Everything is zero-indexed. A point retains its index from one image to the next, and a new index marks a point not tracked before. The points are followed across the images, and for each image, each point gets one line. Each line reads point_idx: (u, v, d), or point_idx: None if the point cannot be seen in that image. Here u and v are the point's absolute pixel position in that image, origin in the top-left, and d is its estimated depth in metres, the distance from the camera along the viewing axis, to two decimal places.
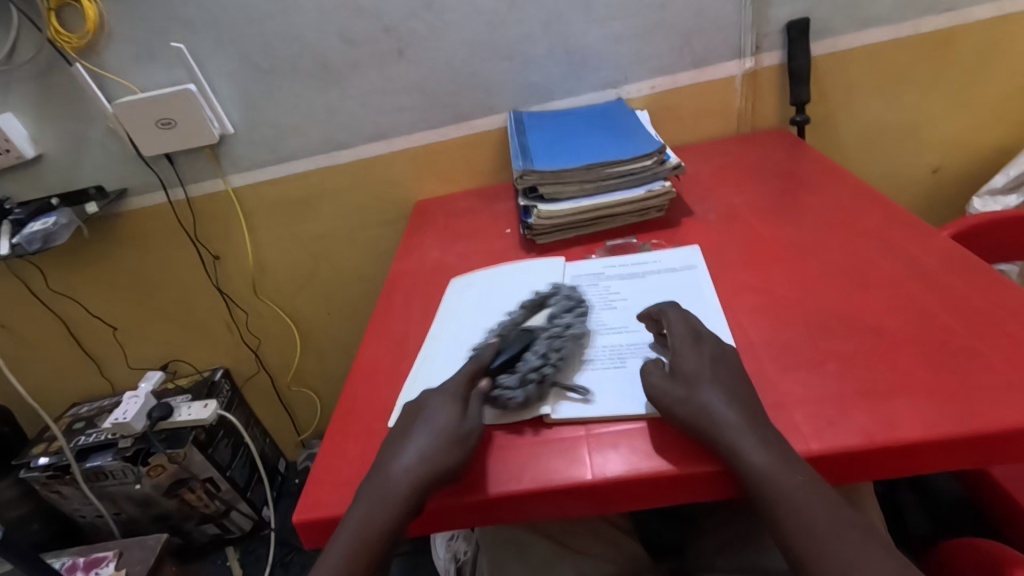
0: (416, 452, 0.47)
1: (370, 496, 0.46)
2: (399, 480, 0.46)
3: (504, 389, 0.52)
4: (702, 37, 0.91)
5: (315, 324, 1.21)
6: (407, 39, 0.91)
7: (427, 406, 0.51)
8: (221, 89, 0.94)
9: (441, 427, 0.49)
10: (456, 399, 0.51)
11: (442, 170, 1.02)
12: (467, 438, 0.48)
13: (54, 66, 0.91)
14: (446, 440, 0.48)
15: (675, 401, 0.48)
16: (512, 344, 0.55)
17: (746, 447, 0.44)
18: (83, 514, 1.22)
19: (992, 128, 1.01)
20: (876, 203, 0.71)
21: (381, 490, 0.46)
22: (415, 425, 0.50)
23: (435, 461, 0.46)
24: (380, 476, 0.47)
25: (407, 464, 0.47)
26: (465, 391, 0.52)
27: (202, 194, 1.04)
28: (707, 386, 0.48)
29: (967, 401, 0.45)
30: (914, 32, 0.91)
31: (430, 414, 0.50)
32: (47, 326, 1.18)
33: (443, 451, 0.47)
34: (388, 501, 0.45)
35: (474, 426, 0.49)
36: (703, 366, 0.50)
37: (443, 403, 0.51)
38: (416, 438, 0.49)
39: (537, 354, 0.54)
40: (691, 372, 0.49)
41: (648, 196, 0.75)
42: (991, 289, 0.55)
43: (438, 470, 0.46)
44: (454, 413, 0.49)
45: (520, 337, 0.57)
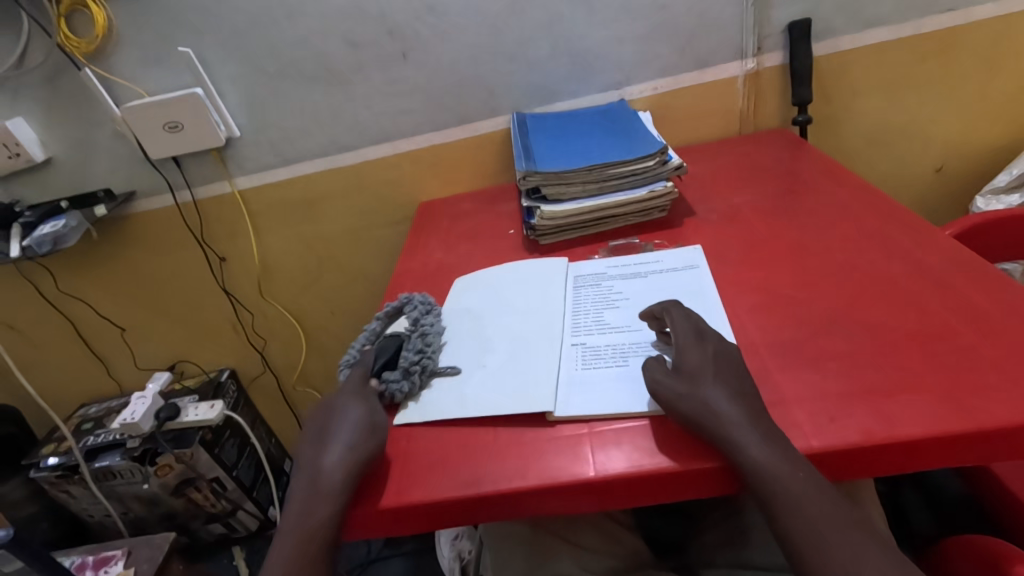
0: (341, 447, 0.50)
1: (306, 494, 0.49)
2: (331, 474, 0.49)
3: (391, 383, 0.57)
4: (704, 38, 0.92)
5: (320, 323, 1.22)
6: (411, 42, 0.92)
7: (333, 408, 0.54)
8: (227, 92, 0.96)
9: (355, 421, 0.52)
10: (355, 399, 0.55)
11: (445, 171, 1.02)
12: (376, 425, 0.52)
13: (64, 71, 0.93)
14: (361, 430, 0.51)
15: (677, 397, 0.48)
16: (387, 347, 0.60)
17: (747, 443, 0.44)
18: (92, 513, 1.23)
19: (994, 127, 1.01)
20: (878, 202, 0.71)
21: (321, 481, 0.49)
22: (333, 426, 0.52)
23: (360, 452, 0.50)
24: (315, 474, 0.49)
25: (337, 458, 0.50)
26: (359, 390, 0.56)
27: (208, 196, 1.05)
28: (709, 383, 0.48)
29: (967, 398, 0.45)
30: (915, 32, 0.92)
31: (341, 414, 0.53)
32: (56, 328, 1.20)
33: (361, 440, 0.51)
34: (327, 490, 0.48)
35: (380, 413, 0.54)
36: (705, 363, 0.50)
37: (349, 402, 0.54)
38: (338, 435, 0.51)
39: (412, 350, 0.60)
40: (693, 368, 0.50)
41: (650, 196, 0.76)
42: (991, 288, 0.55)
43: (364, 459, 0.49)
44: (361, 408, 0.53)
45: (389, 340, 0.61)
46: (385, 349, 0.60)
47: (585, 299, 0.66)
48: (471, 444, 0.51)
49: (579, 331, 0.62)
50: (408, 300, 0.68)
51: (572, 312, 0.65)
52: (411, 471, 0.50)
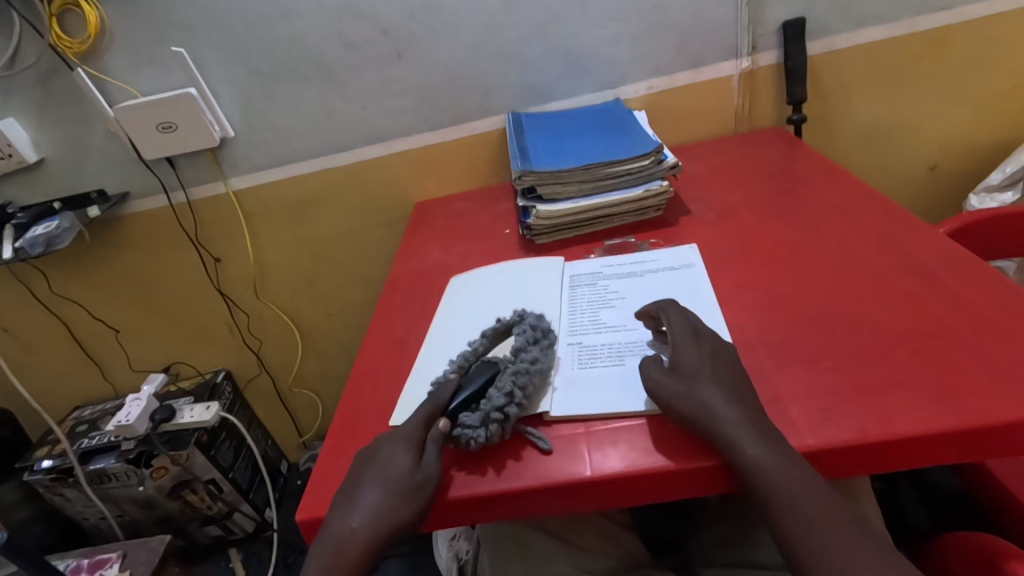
0: (370, 510, 0.46)
1: (324, 555, 0.46)
2: (355, 541, 0.45)
3: (465, 430, 0.49)
4: (699, 38, 0.92)
5: (315, 324, 1.22)
6: (406, 41, 0.92)
7: (381, 452, 0.50)
8: (221, 92, 0.95)
9: (394, 478, 0.47)
10: (410, 445, 0.49)
11: (441, 171, 1.02)
12: (418, 486, 0.47)
13: (56, 71, 0.92)
14: (398, 491, 0.46)
15: (673, 396, 0.48)
16: (476, 382, 0.53)
17: (742, 441, 0.44)
18: (87, 517, 1.22)
19: (987, 126, 1.01)
20: (872, 201, 0.72)
21: (337, 545, 0.46)
22: (365, 478, 0.48)
23: (389, 517, 0.46)
24: (336, 535, 0.46)
25: (363, 523, 0.46)
26: (423, 434, 0.50)
27: (203, 197, 1.04)
28: (704, 382, 0.48)
29: (962, 395, 0.46)
30: (908, 31, 0.92)
31: (382, 462, 0.48)
32: (50, 330, 1.19)
33: (394, 506, 0.46)
34: (344, 557, 0.45)
35: (429, 471, 0.47)
36: (700, 361, 0.50)
37: (398, 450, 0.49)
38: (367, 493, 0.47)
39: (502, 391, 0.51)
40: (688, 367, 0.50)
41: (645, 195, 0.76)
42: (986, 285, 0.55)
43: (393, 526, 0.46)
44: (408, 461, 0.48)
45: (480, 372, 0.54)
46: (471, 383, 0.53)
47: (581, 298, 0.66)
48: (468, 443, 0.51)
49: (575, 330, 0.62)
50: (523, 320, 0.60)
51: (568, 311, 0.65)
52: None
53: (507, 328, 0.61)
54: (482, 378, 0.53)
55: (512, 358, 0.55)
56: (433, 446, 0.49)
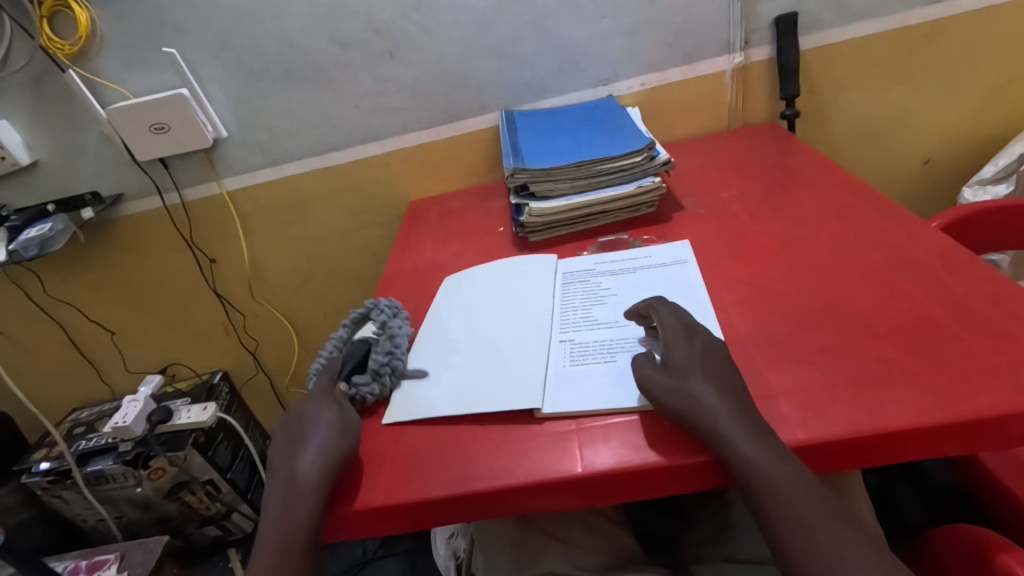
0: (316, 449, 0.50)
1: (284, 499, 0.48)
2: (307, 474, 0.48)
3: (361, 386, 0.57)
4: (692, 34, 0.92)
5: (312, 324, 1.22)
6: (398, 40, 0.91)
7: (305, 411, 0.54)
8: (214, 93, 0.95)
9: (326, 423, 0.52)
10: (325, 403, 0.55)
11: (436, 170, 1.02)
12: (347, 424, 0.53)
13: (48, 73, 0.92)
14: (334, 430, 0.52)
15: (666, 393, 0.48)
16: (356, 352, 0.61)
17: (735, 438, 0.44)
18: (85, 518, 1.22)
19: (981, 119, 1.01)
20: (865, 196, 0.72)
21: (296, 485, 0.48)
22: (301, 431, 0.53)
23: (334, 451, 0.50)
24: (294, 477, 0.49)
25: (313, 460, 0.49)
26: (331, 395, 0.56)
27: (196, 198, 1.04)
28: (698, 379, 0.48)
29: (952, 389, 0.46)
30: (901, 25, 0.92)
31: (311, 415, 0.53)
32: (46, 333, 1.19)
33: (334, 441, 0.51)
34: (304, 493, 0.48)
35: (351, 414, 0.54)
36: (694, 359, 0.50)
37: (320, 405, 0.54)
38: (310, 439, 0.51)
39: (383, 352, 0.61)
40: (681, 363, 0.50)
41: (638, 192, 0.76)
42: (976, 278, 0.56)
43: (338, 457, 0.50)
44: (332, 411, 0.54)
45: (355, 344, 0.62)
46: (350, 354, 0.60)
47: (574, 296, 0.66)
48: (461, 442, 0.51)
49: (567, 328, 0.62)
50: (375, 306, 0.69)
51: (560, 309, 0.65)
52: (400, 470, 0.50)
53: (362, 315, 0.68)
54: (359, 349, 0.61)
55: (379, 330, 0.64)
56: (342, 400, 0.55)
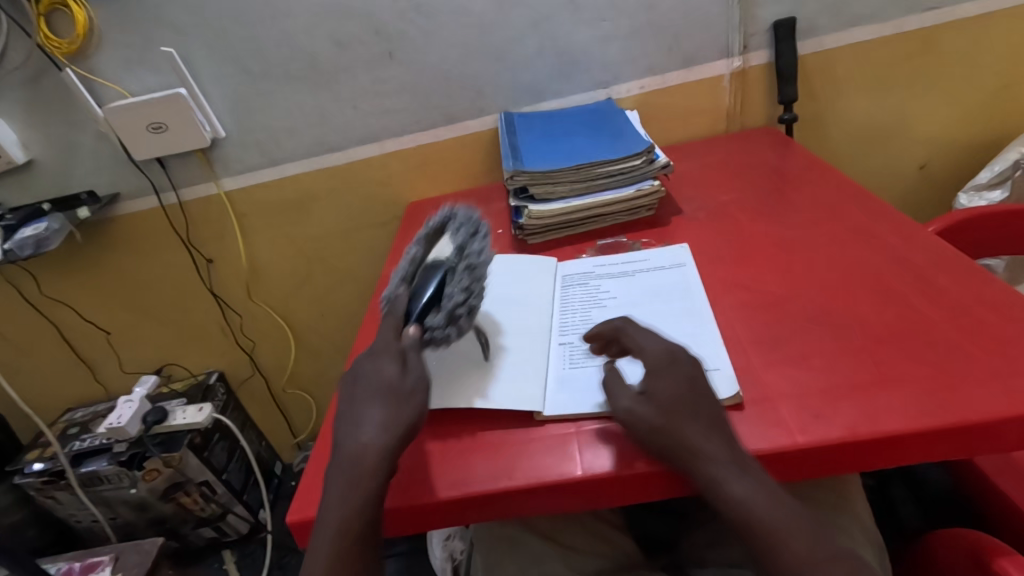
0: (373, 423, 0.48)
1: (344, 479, 0.46)
2: (371, 449, 0.46)
3: (435, 328, 0.53)
4: (690, 38, 0.92)
5: (309, 325, 1.21)
6: (398, 41, 0.91)
7: (364, 369, 0.51)
8: (212, 93, 0.95)
9: (387, 387, 0.49)
10: (390, 357, 0.50)
11: (434, 171, 1.02)
12: (408, 388, 0.49)
13: (44, 71, 0.91)
14: (395, 398, 0.48)
15: (654, 425, 0.46)
16: (429, 283, 0.55)
17: (729, 478, 0.43)
18: (79, 520, 1.22)
19: (976, 124, 1.02)
20: (863, 200, 0.72)
21: (355, 463, 0.46)
22: (359, 395, 0.50)
23: (394, 424, 0.47)
24: (350, 458, 0.47)
25: (370, 436, 0.47)
26: (398, 344, 0.51)
27: (194, 197, 1.04)
28: (687, 419, 0.46)
29: (949, 393, 0.46)
30: (898, 31, 0.93)
31: (372, 374, 0.50)
32: (41, 333, 1.18)
33: (397, 411, 0.48)
34: (366, 471, 0.46)
35: (415, 371, 0.50)
36: (680, 391, 0.48)
37: (380, 362, 0.50)
38: (367, 413, 0.48)
39: (459, 287, 0.55)
40: (665, 396, 0.48)
41: (637, 194, 0.76)
42: (973, 283, 0.56)
43: (399, 431, 0.47)
44: (395, 368, 0.50)
45: (428, 271, 0.56)
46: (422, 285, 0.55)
47: (573, 298, 0.66)
48: (463, 442, 0.52)
49: (566, 331, 0.62)
50: (454, 219, 0.61)
51: (560, 311, 0.65)
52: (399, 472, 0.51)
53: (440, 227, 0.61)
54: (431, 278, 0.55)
55: (454, 254, 0.58)
56: (413, 350, 0.51)
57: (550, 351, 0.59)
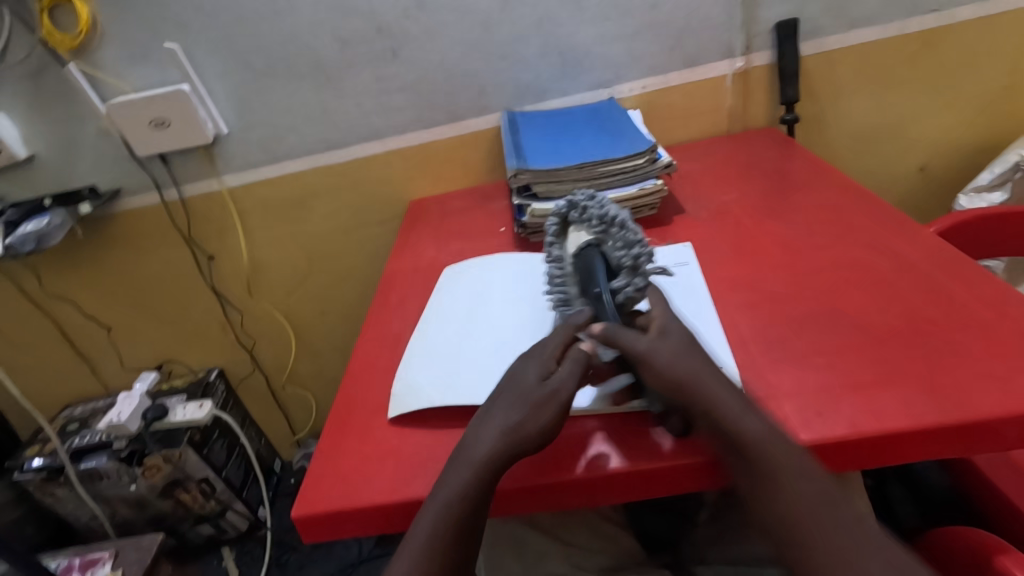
0: (499, 420, 0.48)
1: (450, 470, 0.47)
2: (484, 449, 0.47)
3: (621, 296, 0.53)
4: (693, 38, 0.92)
5: (310, 322, 1.21)
6: (401, 39, 0.91)
7: (513, 370, 0.52)
8: (215, 89, 0.95)
9: (524, 393, 0.49)
10: (544, 361, 0.51)
11: (436, 169, 1.02)
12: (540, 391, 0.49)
13: (46, 66, 0.91)
14: (528, 407, 0.48)
15: (667, 360, 0.48)
16: (592, 272, 0.55)
17: (743, 414, 0.45)
18: (78, 516, 1.22)
19: (976, 126, 1.02)
20: (865, 201, 0.72)
21: (464, 458, 0.47)
22: (501, 397, 0.50)
23: (513, 427, 0.47)
24: (467, 448, 0.48)
25: (488, 437, 0.48)
26: (544, 347, 0.52)
27: (196, 193, 1.04)
28: (695, 353, 0.49)
29: (952, 392, 0.46)
30: (900, 32, 0.93)
31: (521, 378, 0.51)
32: (40, 329, 1.18)
33: (530, 416, 0.48)
34: (471, 467, 0.46)
35: (561, 384, 0.49)
36: (681, 337, 0.50)
37: (530, 367, 0.51)
38: (496, 411, 0.49)
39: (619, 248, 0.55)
40: (670, 337, 0.50)
41: (640, 194, 0.76)
42: (975, 283, 0.56)
43: (519, 435, 0.47)
44: (538, 377, 0.50)
45: (584, 262, 0.57)
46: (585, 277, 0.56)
47: None
48: None
49: None
50: (572, 204, 0.62)
51: None
52: (402, 471, 0.51)
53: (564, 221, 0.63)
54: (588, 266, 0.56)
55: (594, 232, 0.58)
56: (570, 363, 0.50)
57: None
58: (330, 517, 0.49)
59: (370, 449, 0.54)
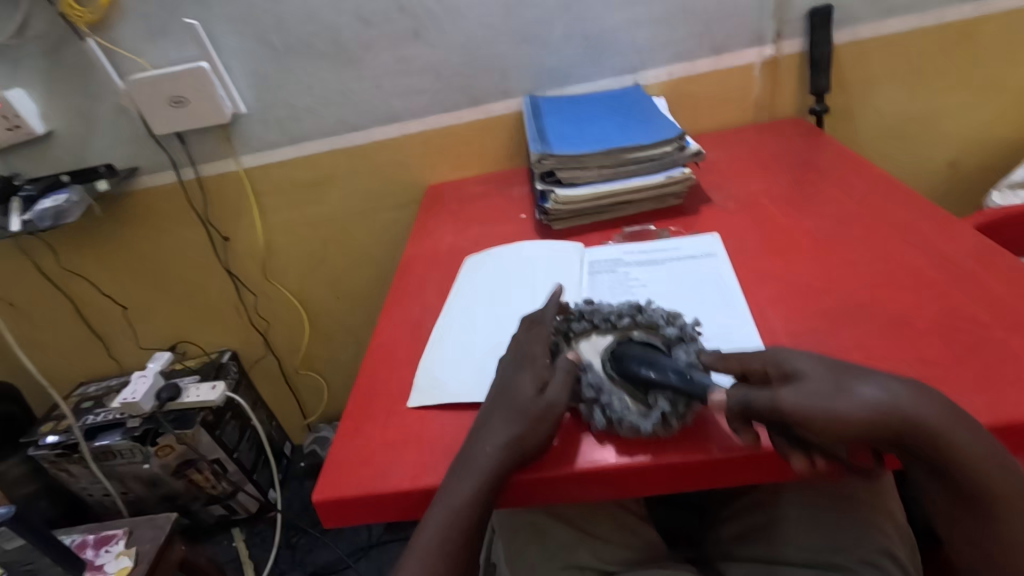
0: (501, 428, 0.48)
1: (460, 469, 0.47)
2: (485, 455, 0.47)
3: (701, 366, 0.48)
4: (723, 23, 0.90)
5: (324, 306, 1.21)
6: (424, 20, 0.90)
7: (506, 380, 0.52)
8: (234, 67, 0.93)
9: (516, 403, 0.49)
10: (535, 376, 0.51)
11: (455, 154, 1.00)
12: (535, 399, 0.49)
13: (66, 41, 0.90)
14: (523, 417, 0.48)
15: (822, 408, 0.40)
16: (645, 366, 0.49)
17: (950, 429, 0.40)
18: (91, 493, 1.23)
19: (1011, 121, 1.00)
20: (900, 194, 0.70)
21: (471, 459, 0.47)
22: (495, 406, 0.50)
23: (516, 435, 0.47)
24: (468, 454, 0.47)
25: (490, 441, 0.47)
26: (536, 356, 0.53)
27: (212, 174, 1.03)
28: (851, 378, 0.42)
29: (997, 392, 0.45)
30: (937, 22, 0.90)
31: (511, 389, 0.51)
32: (56, 306, 1.18)
33: (526, 427, 0.47)
34: (479, 469, 0.46)
35: (554, 393, 0.49)
36: (822, 367, 0.43)
37: (522, 379, 0.51)
38: (494, 419, 0.49)
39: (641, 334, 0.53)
40: (811, 376, 0.43)
41: (666, 182, 0.75)
42: (1019, 280, 0.54)
43: (521, 446, 0.47)
44: (531, 389, 0.50)
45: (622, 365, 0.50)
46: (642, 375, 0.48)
47: (601, 285, 0.65)
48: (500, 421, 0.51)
49: None
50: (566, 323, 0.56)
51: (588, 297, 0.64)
52: (426, 458, 0.50)
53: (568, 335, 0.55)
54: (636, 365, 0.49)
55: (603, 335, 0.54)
56: (562, 372, 0.50)
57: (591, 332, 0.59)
58: (350, 502, 0.49)
59: (392, 435, 0.53)
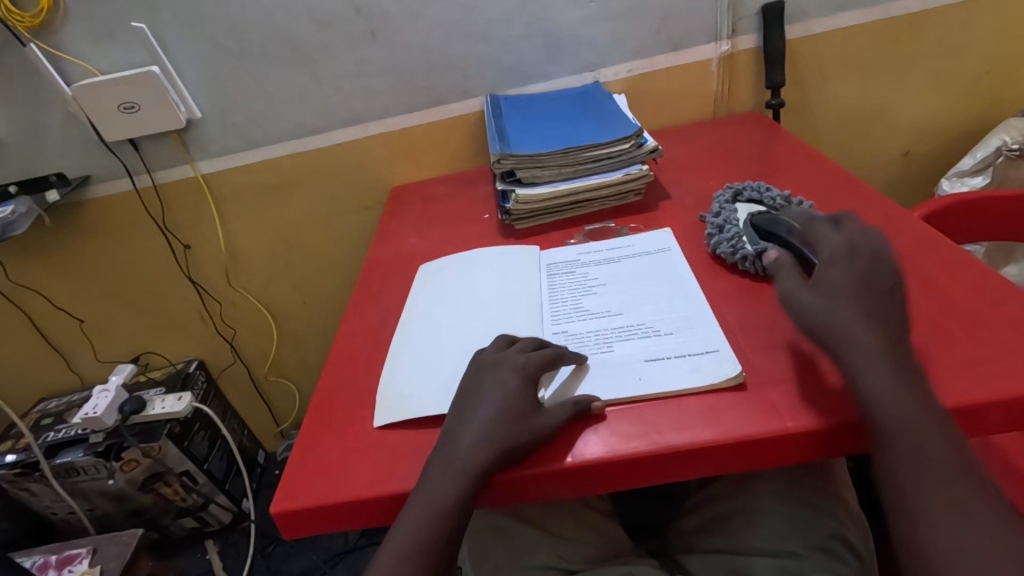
0: (481, 428, 0.48)
1: (437, 471, 0.46)
2: (471, 453, 0.47)
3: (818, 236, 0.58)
4: (680, 20, 0.91)
5: (292, 313, 1.19)
6: (381, 20, 0.89)
7: (489, 376, 0.52)
8: (187, 71, 0.91)
9: (504, 405, 0.49)
10: (525, 380, 0.51)
11: (418, 155, 1.00)
12: (527, 413, 0.49)
13: (7, 46, 0.87)
14: (511, 419, 0.48)
15: (801, 293, 0.50)
16: (776, 221, 0.62)
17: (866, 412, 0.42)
18: (55, 511, 1.19)
19: (959, 112, 1.03)
20: (851, 185, 0.72)
21: (448, 457, 0.47)
22: (476, 404, 0.50)
23: (500, 435, 0.47)
24: (447, 452, 0.48)
25: (470, 440, 0.48)
26: (526, 360, 0.53)
27: (169, 180, 1.01)
28: (859, 305, 0.47)
29: (936, 375, 0.46)
30: (886, 16, 0.92)
31: (494, 389, 0.51)
32: (11, 322, 1.15)
33: (509, 428, 0.48)
34: (456, 466, 0.46)
35: (552, 416, 0.48)
36: (847, 279, 0.49)
37: (506, 377, 0.51)
38: (476, 422, 0.49)
39: (802, 213, 0.65)
40: (832, 272, 0.50)
41: (625, 179, 0.75)
42: (961, 268, 0.56)
43: (507, 447, 0.47)
44: (522, 393, 0.50)
45: (767, 217, 0.63)
46: (767, 228, 0.61)
47: (561, 287, 0.66)
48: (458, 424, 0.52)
49: (558, 319, 0.61)
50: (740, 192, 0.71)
51: (549, 300, 0.64)
52: (384, 465, 0.50)
53: (737, 195, 0.71)
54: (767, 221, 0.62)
55: (775, 202, 0.67)
56: (569, 403, 0.49)
57: (562, 332, 0.59)
58: (309, 512, 0.48)
59: (351, 444, 0.53)
